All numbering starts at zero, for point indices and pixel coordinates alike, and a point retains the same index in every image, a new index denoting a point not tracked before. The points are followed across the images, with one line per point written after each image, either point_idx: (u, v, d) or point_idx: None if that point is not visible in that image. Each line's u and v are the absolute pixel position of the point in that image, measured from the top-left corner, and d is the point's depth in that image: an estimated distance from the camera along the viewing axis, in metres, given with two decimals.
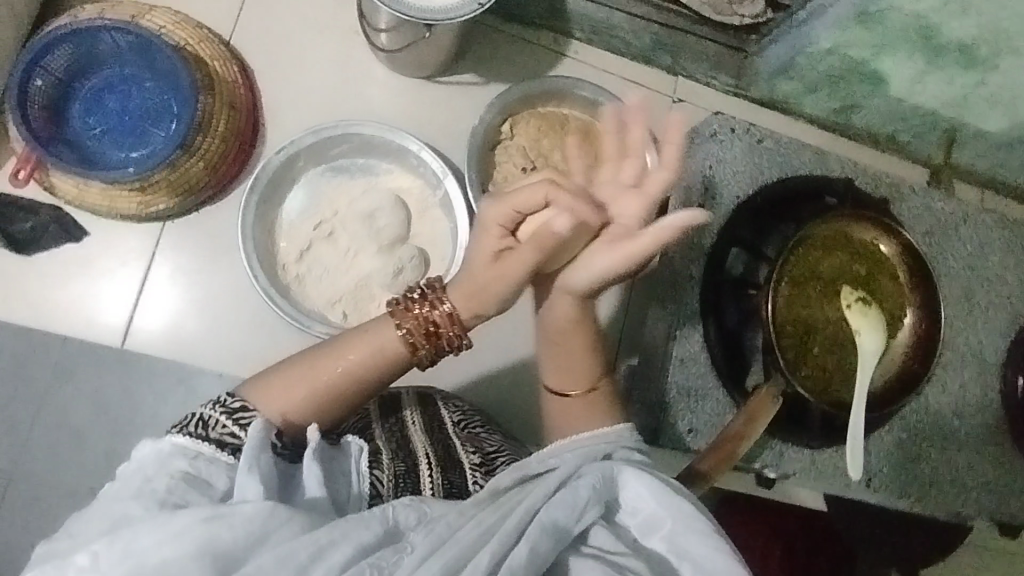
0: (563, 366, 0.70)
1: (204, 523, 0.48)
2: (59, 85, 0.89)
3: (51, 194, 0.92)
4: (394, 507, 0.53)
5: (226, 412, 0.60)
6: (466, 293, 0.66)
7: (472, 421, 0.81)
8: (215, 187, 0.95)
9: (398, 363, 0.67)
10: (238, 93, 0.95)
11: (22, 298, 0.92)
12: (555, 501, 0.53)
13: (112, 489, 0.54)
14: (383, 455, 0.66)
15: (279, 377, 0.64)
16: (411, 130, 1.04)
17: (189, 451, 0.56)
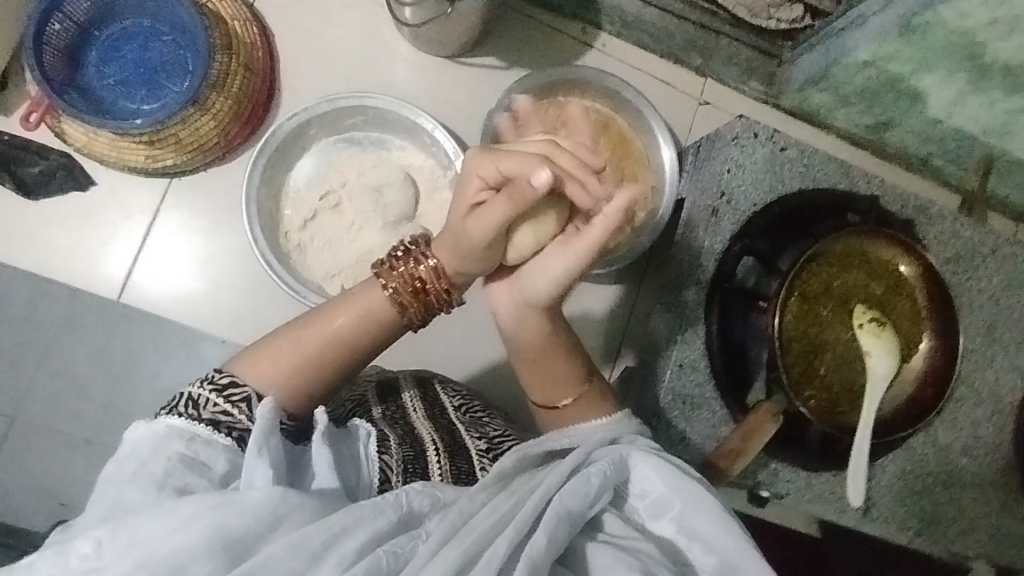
0: (538, 375, 0.68)
1: (212, 511, 0.44)
2: (77, 31, 0.88)
3: (60, 140, 0.91)
4: (407, 492, 0.49)
5: (217, 390, 0.57)
6: (449, 248, 0.64)
7: (473, 404, 0.78)
8: (224, 148, 0.94)
9: (387, 324, 0.65)
10: (255, 56, 0.94)
11: (25, 242, 0.92)
12: (568, 490, 0.51)
13: (109, 474, 0.50)
14: (391, 440, 0.62)
15: (264, 351, 0.62)
16: (428, 108, 1.02)
17: (184, 433, 0.52)
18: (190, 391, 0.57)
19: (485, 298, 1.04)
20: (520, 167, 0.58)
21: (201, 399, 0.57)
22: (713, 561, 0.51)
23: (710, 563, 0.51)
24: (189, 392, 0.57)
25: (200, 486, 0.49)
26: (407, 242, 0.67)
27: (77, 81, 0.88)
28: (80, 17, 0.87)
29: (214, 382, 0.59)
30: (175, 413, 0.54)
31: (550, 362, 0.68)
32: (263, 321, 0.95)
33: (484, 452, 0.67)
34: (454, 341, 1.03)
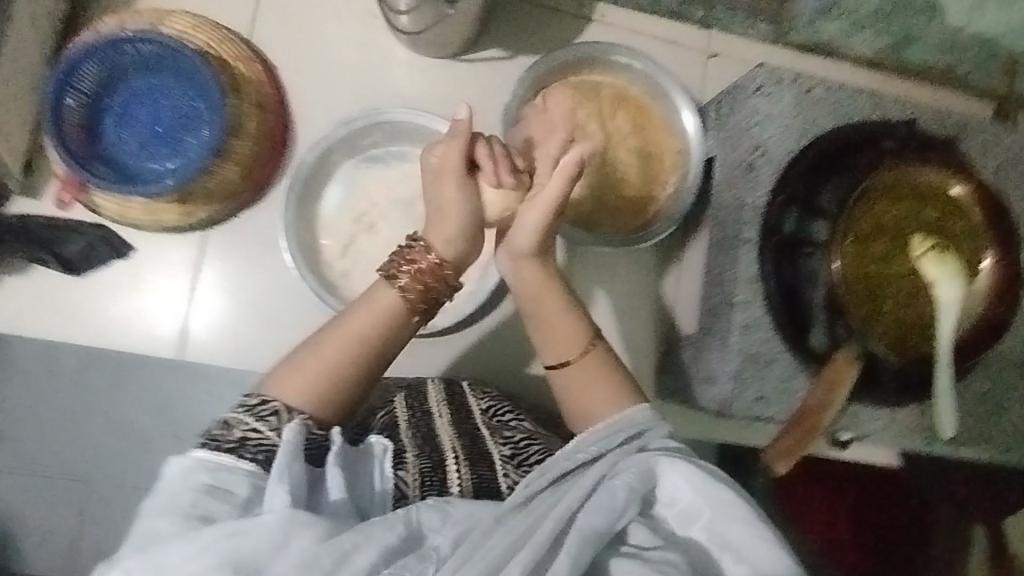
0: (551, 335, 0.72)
1: (227, 540, 0.49)
2: (89, 103, 0.87)
3: (94, 214, 0.92)
4: (418, 508, 0.54)
5: (246, 412, 0.61)
6: (440, 233, 0.71)
7: (501, 408, 0.82)
8: (251, 191, 0.94)
9: (403, 320, 0.69)
10: (265, 92, 0.94)
11: (80, 318, 0.93)
12: (590, 506, 0.54)
13: (144, 506, 0.54)
14: (408, 454, 0.67)
15: (290, 367, 0.65)
16: (442, 112, 1.01)
17: (210, 464, 0.56)
18: (225, 416, 0.61)
19: None
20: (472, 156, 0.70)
21: (235, 421, 0.61)
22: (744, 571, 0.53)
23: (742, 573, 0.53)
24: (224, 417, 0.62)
25: (223, 513, 0.53)
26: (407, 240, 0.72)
27: (100, 153, 0.87)
28: (90, 89, 0.86)
29: (248, 406, 0.62)
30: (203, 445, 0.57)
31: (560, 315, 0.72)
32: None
33: (508, 457, 0.71)
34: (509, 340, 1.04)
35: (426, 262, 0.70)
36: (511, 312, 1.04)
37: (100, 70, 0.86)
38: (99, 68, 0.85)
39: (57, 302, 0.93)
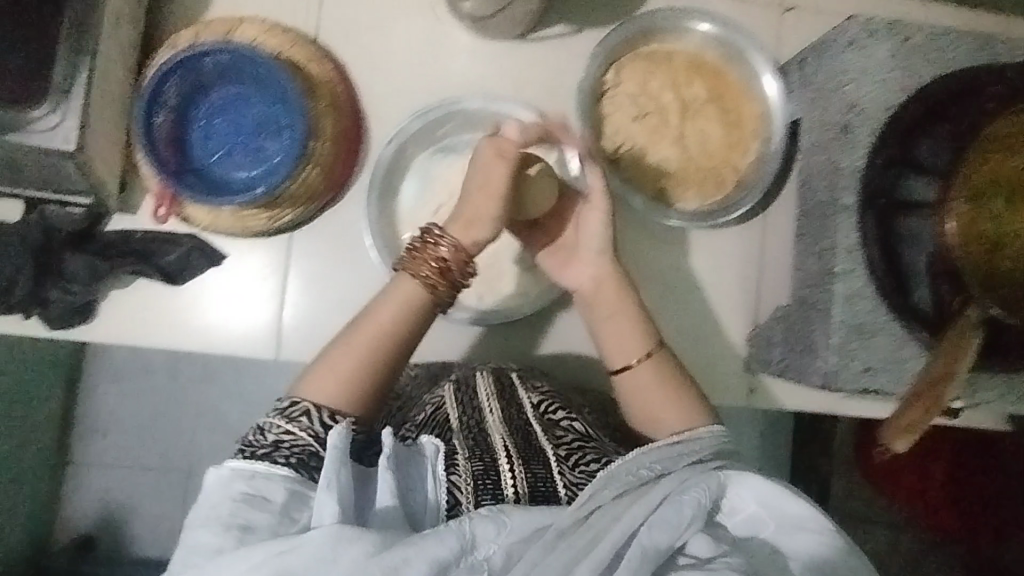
0: (616, 342, 0.85)
1: (277, 556, 0.57)
2: (175, 117, 0.88)
3: (187, 224, 0.96)
4: (470, 522, 0.60)
5: (279, 414, 0.71)
6: (462, 225, 0.80)
7: (553, 403, 0.84)
8: (332, 190, 0.96)
9: (423, 307, 0.79)
10: (337, 91, 0.95)
11: (181, 325, 0.96)
12: (657, 520, 0.64)
13: (190, 518, 0.63)
14: (459, 457, 0.71)
15: (324, 369, 0.75)
16: (511, 96, 1.00)
17: (245, 473, 0.64)
18: (262, 421, 0.71)
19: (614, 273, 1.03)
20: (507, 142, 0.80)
21: (269, 425, 0.71)
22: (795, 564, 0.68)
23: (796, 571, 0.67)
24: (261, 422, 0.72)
25: (263, 520, 0.62)
26: (419, 234, 0.80)
27: (190, 166, 0.90)
28: (175, 103, 0.88)
29: (281, 408, 0.72)
30: (238, 457, 0.65)
31: (627, 324, 0.85)
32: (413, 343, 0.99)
33: (561, 457, 0.74)
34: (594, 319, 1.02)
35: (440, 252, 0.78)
36: None
37: (183, 83, 0.87)
38: (182, 82, 0.87)
39: (158, 313, 0.95)
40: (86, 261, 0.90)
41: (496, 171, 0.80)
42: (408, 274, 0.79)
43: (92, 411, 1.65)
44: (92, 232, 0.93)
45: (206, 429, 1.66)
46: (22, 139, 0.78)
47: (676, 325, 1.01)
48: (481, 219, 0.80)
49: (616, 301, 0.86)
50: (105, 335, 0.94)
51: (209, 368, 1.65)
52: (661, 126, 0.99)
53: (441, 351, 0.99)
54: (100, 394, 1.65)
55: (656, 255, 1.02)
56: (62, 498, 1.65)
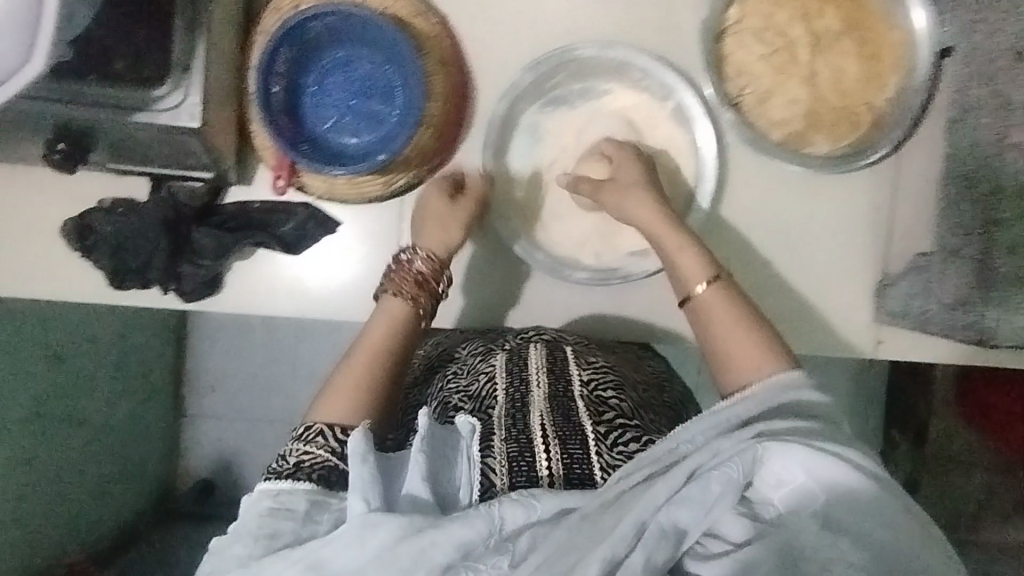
0: (679, 271, 0.82)
1: (314, 551, 0.60)
2: (289, 85, 0.87)
3: (302, 192, 0.96)
4: (500, 506, 0.61)
5: (297, 439, 0.74)
6: (433, 239, 0.88)
7: (604, 382, 0.83)
8: (443, 151, 0.94)
9: (407, 321, 0.83)
10: (445, 46, 0.91)
11: (306, 295, 0.98)
12: (680, 500, 0.61)
13: (224, 539, 0.66)
14: (496, 438, 0.72)
15: (331, 393, 0.78)
16: (623, 38, 0.93)
17: (272, 491, 0.68)
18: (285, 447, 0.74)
19: (735, 223, 0.98)
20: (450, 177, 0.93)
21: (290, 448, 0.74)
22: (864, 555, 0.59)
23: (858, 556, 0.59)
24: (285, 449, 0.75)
25: (291, 528, 0.65)
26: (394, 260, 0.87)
27: (305, 134, 0.89)
28: (288, 72, 0.86)
29: (302, 436, 0.74)
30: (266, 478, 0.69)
31: (683, 252, 0.82)
32: (534, 303, 0.98)
33: (601, 435, 0.73)
34: None
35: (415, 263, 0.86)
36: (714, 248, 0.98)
37: (295, 51, 0.86)
38: (294, 49, 0.85)
39: (282, 282, 0.98)
40: (212, 233, 0.92)
41: (432, 195, 0.90)
42: (392, 295, 0.84)
43: (201, 368, 1.74)
44: (214, 205, 0.95)
45: (305, 383, 1.72)
46: (149, 118, 0.79)
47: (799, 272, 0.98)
48: (451, 230, 0.89)
49: (669, 233, 0.83)
50: (235, 305, 0.98)
51: (303, 325, 1.68)
52: (789, 64, 0.91)
53: (562, 312, 0.98)
54: (209, 354, 1.73)
55: (778, 200, 0.98)
56: (184, 445, 1.76)
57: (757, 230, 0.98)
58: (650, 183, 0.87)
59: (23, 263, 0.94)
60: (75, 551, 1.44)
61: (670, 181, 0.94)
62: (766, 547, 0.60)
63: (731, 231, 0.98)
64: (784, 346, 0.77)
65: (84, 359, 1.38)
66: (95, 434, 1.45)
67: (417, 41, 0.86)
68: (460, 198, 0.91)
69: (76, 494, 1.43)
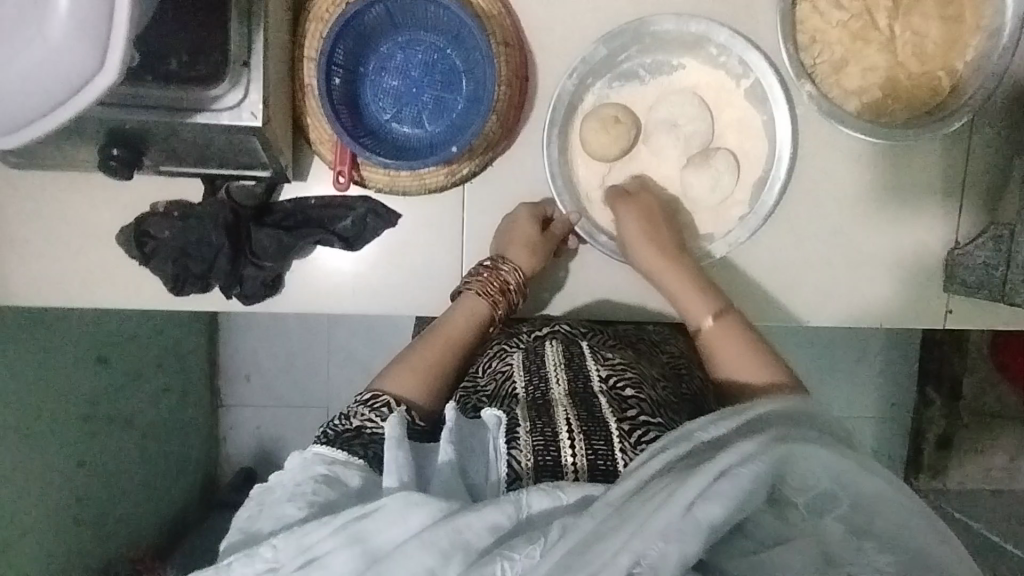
0: (684, 310, 0.86)
1: (358, 519, 0.55)
2: (349, 76, 0.83)
3: (361, 187, 0.93)
4: (527, 494, 0.56)
5: (363, 404, 0.76)
6: (522, 251, 0.89)
7: (622, 377, 0.78)
8: (507, 136, 0.91)
9: (481, 320, 0.88)
10: (506, 26, 0.87)
11: (371, 292, 0.95)
12: (711, 496, 0.50)
13: (270, 496, 0.64)
14: (520, 429, 0.68)
15: (400, 366, 0.82)
16: (691, 11, 0.91)
17: (327, 458, 0.67)
18: (349, 408, 0.76)
19: (805, 199, 0.95)
20: (545, 214, 0.92)
21: (353, 411, 0.76)
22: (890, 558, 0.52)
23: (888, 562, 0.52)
24: (347, 409, 0.77)
25: (343, 499, 0.63)
26: (486, 259, 0.91)
27: (367, 127, 0.85)
28: (347, 63, 0.82)
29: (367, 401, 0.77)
30: (322, 443, 0.69)
31: (687, 292, 0.86)
32: (601, 285, 0.97)
33: (624, 432, 0.69)
34: (793, 249, 0.96)
35: (502, 269, 0.89)
36: (785, 224, 0.95)
37: (354, 40, 0.82)
38: (354, 38, 0.81)
39: (343, 280, 0.95)
40: (274, 234, 0.90)
41: (523, 217, 0.90)
42: (473, 293, 0.89)
43: (235, 355, 1.61)
44: (268, 203, 0.92)
45: (344, 365, 1.59)
46: (208, 118, 0.75)
47: (870, 246, 0.96)
48: (535, 249, 0.89)
49: (674, 273, 0.86)
50: (295, 306, 0.95)
51: None
52: (866, 29, 0.87)
53: (630, 293, 0.97)
54: (242, 344, 1.60)
55: (850, 172, 0.95)
56: (219, 436, 1.65)
57: (826, 204, 0.95)
58: (658, 231, 0.87)
59: (83, 270, 0.93)
60: (128, 551, 1.40)
61: (742, 157, 0.91)
62: (796, 551, 0.52)
63: (800, 205, 0.95)
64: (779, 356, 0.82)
65: (130, 353, 1.34)
66: (144, 430, 1.40)
67: (482, 21, 0.83)
68: (547, 232, 0.91)
69: (125, 495, 1.37)
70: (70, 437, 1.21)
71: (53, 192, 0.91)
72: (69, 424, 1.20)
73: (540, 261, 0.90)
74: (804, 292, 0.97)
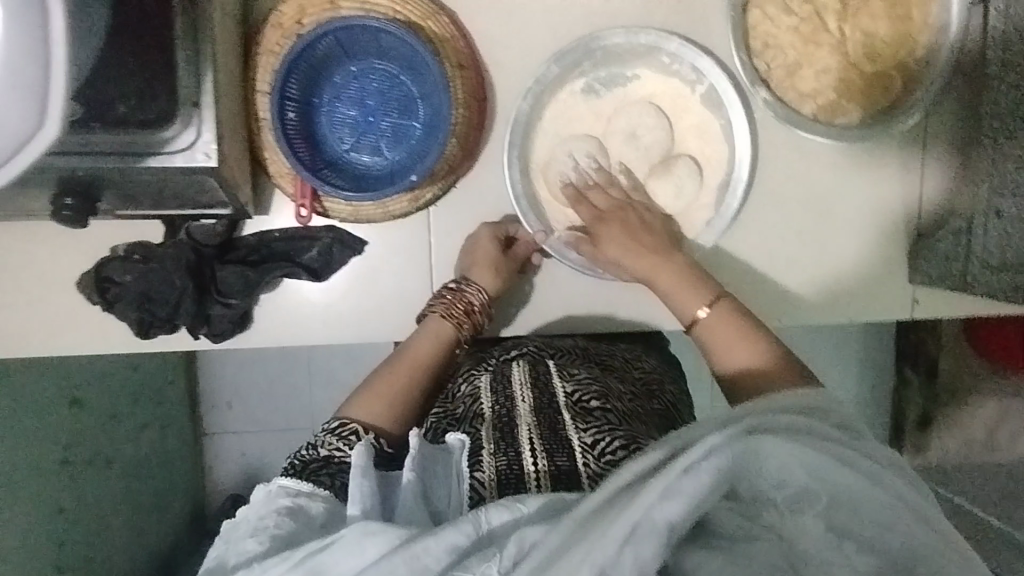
0: (678, 306, 0.82)
1: (313, 552, 0.56)
2: (302, 110, 0.83)
3: (325, 217, 0.92)
4: (486, 511, 0.57)
5: (330, 432, 0.76)
6: (485, 271, 0.89)
7: (589, 393, 0.79)
8: (468, 159, 0.91)
9: (449, 342, 0.88)
10: (460, 48, 0.87)
11: (340, 319, 0.94)
12: (671, 495, 0.48)
13: (234, 532, 0.63)
14: (484, 453, 0.70)
15: (366, 391, 0.81)
16: (646, 21, 0.91)
17: (291, 489, 0.67)
18: (315, 437, 0.76)
19: (767, 199, 0.96)
20: (504, 239, 0.92)
21: (320, 441, 0.75)
22: None
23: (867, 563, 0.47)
24: (314, 438, 0.76)
25: (306, 532, 0.63)
26: (451, 281, 0.90)
27: (324, 159, 0.85)
28: (300, 96, 0.82)
29: (334, 428, 0.77)
30: (287, 475, 0.68)
31: (676, 287, 0.82)
32: (570, 296, 0.97)
33: (587, 446, 0.70)
34: (759, 248, 0.97)
35: (468, 290, 0.88)
36: (749, 225, 0.96)
37: (305, 73, 0.81)
38: (304, 72, 0.81)
39: (314, 312, 0.94)
40: (239, 272, 0.89)
41: (484, 238, 0.90)
42: (438, 315, 0.88)
43: (214, 384, 1.58)
44: (233, 239, 0.91)
45: (327, 389, 1.58)
46: (162, 162, 0.74)
47: (835, 243, 0.97)
48: (498, 271, 0.89)
49: (661, 270, 0.83)
50: (268, 340, 0.94)
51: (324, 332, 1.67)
52: (817, 32, 0.88)
53: (603, 304, 0.97)
54: (219, 372, 1.58)
55: (811, 170, 0.96)
56: (205, 465, 1.63)
57: (790, 204, 0.96)
58: (630, 229, 0.86)
59: (47, 321, 0.91)
60: None
61: (703, 163, 0.92)
62: None
63: (762, 206, 0.96)
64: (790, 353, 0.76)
65: (103, 394, 1.31)
66: (126, 468, 1.37)
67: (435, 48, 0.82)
68: (509, 252, 0.91)
69: (111, 534, 1.33)
70: (48, 480, 1.17)
71: (8, 245, 0.89)
72: (47, 468, 1.17)
73: (505, 280, 0.90)
74: (771, 290, 0.98)
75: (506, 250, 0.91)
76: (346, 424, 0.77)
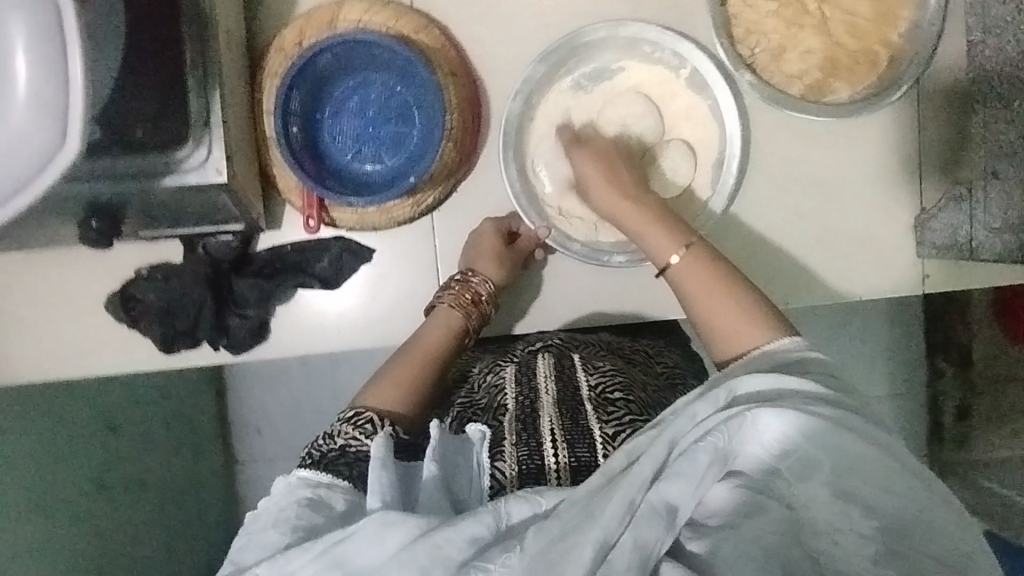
0: (649, 248, 0.84)
1: (335, 546, 0.57)
2: (305, 125, 0.88)
3: (333, 227, 0.96)
4: (505, 502, 0.57)
5: (347, 422, 0.77)
6: (489, 261, 0.91)
7: (613, 384, 0.81)
8: (466, 161, 0.94)
9: (457, 330, 0.89)
10: (452, 57, 0.92)
11: (355, 329, 0.97)
12: (667, 475, 0.55)
13: (257, 523, 0.66)
14: (506, 443, 0.70)
15: (383, 380, 0.83)
16: (628, 16, 0.95)
17: (311, 481, 0.68)
18: (331, 428, 0.77)
19: (763, 183, 0.97)
20: (508, 231, 0.94)
21: (337, 430, 0.76)
22: (874, 523, 0.53)
23: (870, 527, 0.53)
24: (331, 428, 0.77)
25: (326, 523, 0.64)
26: (458, 274, 0.92)
27: (329, 169, 0.90)
28: (302, 111, 0.87)
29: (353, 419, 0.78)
30: (305, 467, 0.70)
31: (649, 231, 0.84)
32: (575, 291, 0.98)
33: (609, 438, 0.72)
34: (760, 232, 0.98)
35: (474, 281, 0.90)
36: (749, 209, 0.97)
37: (306, 91, 0.86)
38: (305, 90, 0.86)
39: (326, 320, 0.97)
40: (253, 284, 0.94)
41: (489, 232, 0.93)
42: (445, 305, 0.90)
43: (243, 408, 1.63)
44: (247, 253, 0.95)
45: None
46: (178, 180, 0.78)
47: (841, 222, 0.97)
48: (505, 262, 0.91)
49: (634, 212, 0.85)
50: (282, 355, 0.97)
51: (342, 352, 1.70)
52: (797, 15, 0.90)
53: (609, 298, 0.98)
54: (248, 397, 1.63)
55: (804, 150, 0.97)
56: (238, 491, 1.66)
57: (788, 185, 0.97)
58: (615, 171, 0.87)
59: (79, 343, 0.96)
60: None
61: (694, 149, 0.94)
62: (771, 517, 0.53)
63: (759, 189, 0.97)
64: (784, 316, 0.78)
65: (138, 420, 1.36)
66: (164, 493, 1.41)
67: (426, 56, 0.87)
68: (514, 247, 0.93)
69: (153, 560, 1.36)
70: (88, 504, 1.21)
71: (42, 272, 0.95)
72: (85, 490, 1.21)
73: (510, 271, 0.92)
74: (777, 275, 0.98)
75: (511, 239, 0.94)
76: (362, 412, 0.79)
